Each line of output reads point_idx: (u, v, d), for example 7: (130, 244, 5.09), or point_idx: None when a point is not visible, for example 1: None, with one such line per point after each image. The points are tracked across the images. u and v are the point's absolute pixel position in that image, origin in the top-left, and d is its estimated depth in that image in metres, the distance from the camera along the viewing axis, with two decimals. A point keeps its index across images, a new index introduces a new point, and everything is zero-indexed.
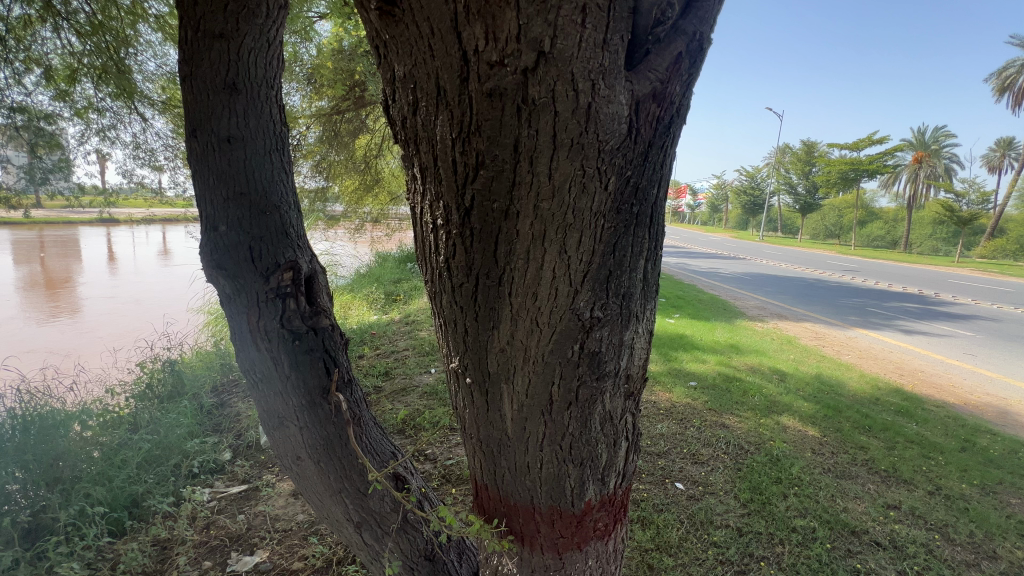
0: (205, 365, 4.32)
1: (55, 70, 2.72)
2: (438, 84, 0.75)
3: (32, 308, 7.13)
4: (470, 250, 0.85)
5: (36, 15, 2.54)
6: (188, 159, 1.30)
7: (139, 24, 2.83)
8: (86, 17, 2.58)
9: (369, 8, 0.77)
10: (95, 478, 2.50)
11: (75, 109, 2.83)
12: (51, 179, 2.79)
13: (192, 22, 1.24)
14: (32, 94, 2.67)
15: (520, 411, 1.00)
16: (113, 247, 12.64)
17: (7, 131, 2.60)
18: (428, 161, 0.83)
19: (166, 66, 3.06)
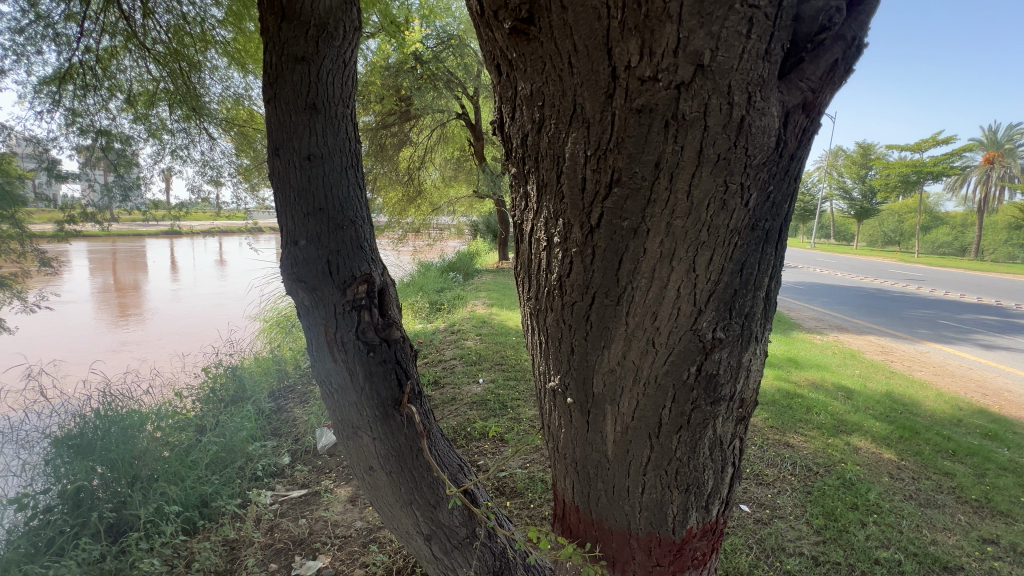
0: (263, 371, 4.52)
1: (134, 95, 2.94)
2: (577, 102, 0.83)
3: (107, 313, 7.72)
4: (590, 268, 0.94)
5: (120, 44, 2.80)
6: (268, 176, 1.35)
7: (207, 50, 3.05)
8: (163, 45, 2.84)
9: (499, 29, 0.85)
10: (169, 477, 2.65)
11: (150, 131, 3.04)
12: (131, 196, 2.94)
13: (276, 46, 1.30)
14: (116, 117, 2.91)
15: (625, 430, 1.06)
16: (176, 257, 13.57)
17: (92, 153, 2.85)
18: (551, 178, 0.92)
19: (231, 89, 3.27)
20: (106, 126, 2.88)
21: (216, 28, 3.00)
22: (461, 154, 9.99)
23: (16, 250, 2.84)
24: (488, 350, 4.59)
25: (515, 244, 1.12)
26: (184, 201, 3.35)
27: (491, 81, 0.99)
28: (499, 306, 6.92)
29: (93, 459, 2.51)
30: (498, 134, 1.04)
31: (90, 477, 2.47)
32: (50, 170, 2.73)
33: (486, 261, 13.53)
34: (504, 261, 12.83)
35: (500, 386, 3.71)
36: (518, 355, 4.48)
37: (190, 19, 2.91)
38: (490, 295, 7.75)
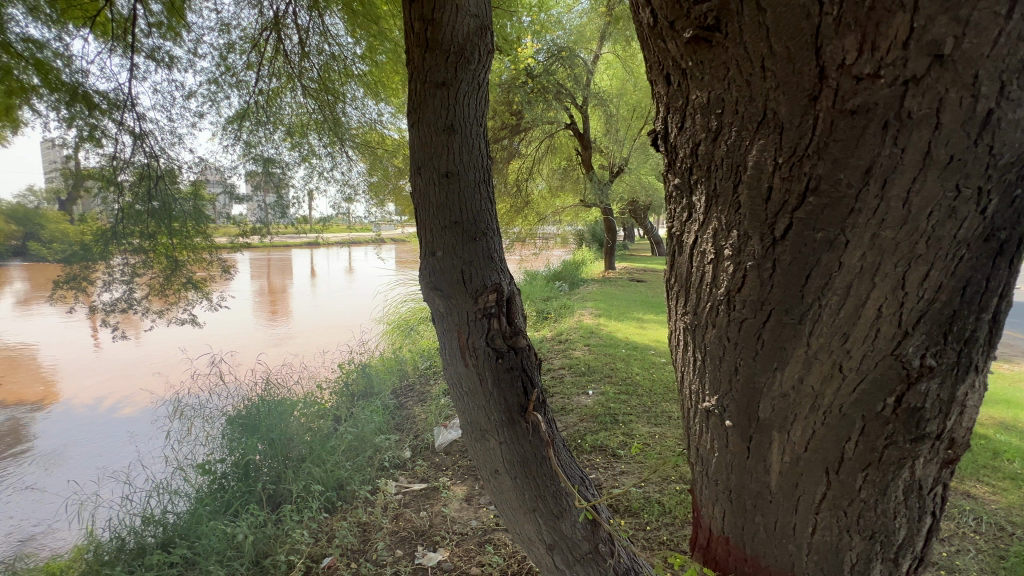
0: (388, 370, 4.95)
1: (291, 126, 3.45)
2: (768, 108, 0.87)
3: (262, 313, 9.06)
4: (769, 282, 0.96)
5: (282, 84, 3.34)
6: (410, 193, 1.49)
7: (348, 82, 3.48)
8: (314, 80, 3.35)
9: (682, 41, 0.94)
10: (314, 459, 3.02)
11: (302, 156, 3.52)
12: (291, 210, 3.53)
13: (420, 74, 1.43)
14: (278, 147, 3.44)
15: (795, 461, 1.04)
16: (315, 265, 15.53)
17: (260, 178, 3.41)
18: (727, 187, 0.98)
19: (365, 117, 3.66)
20: (271, 154, 3.43)
21: (354, 62, 3.44)
22: (568, 164, 10.05)
23: (206, 257, 3.50)
24: (597, 361, 4.52)
25: (677, 257, 1.18)
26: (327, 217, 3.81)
27: (663, 93, 1.07)
28: (606, 316, 6.77)
29: (256, 439, 2.95)
30: (665, 144, 1.12)
31: (255, 454, 2.92)
32: (230, 194, 3.38)
33: (591, 270, 13.37)
34: (609, 271, 12.56)
35: (610, 399, 3.62)
36: (629, 368, 4.32)
37: (336, 59, 3.38)
38: (597, 306, 7.61)
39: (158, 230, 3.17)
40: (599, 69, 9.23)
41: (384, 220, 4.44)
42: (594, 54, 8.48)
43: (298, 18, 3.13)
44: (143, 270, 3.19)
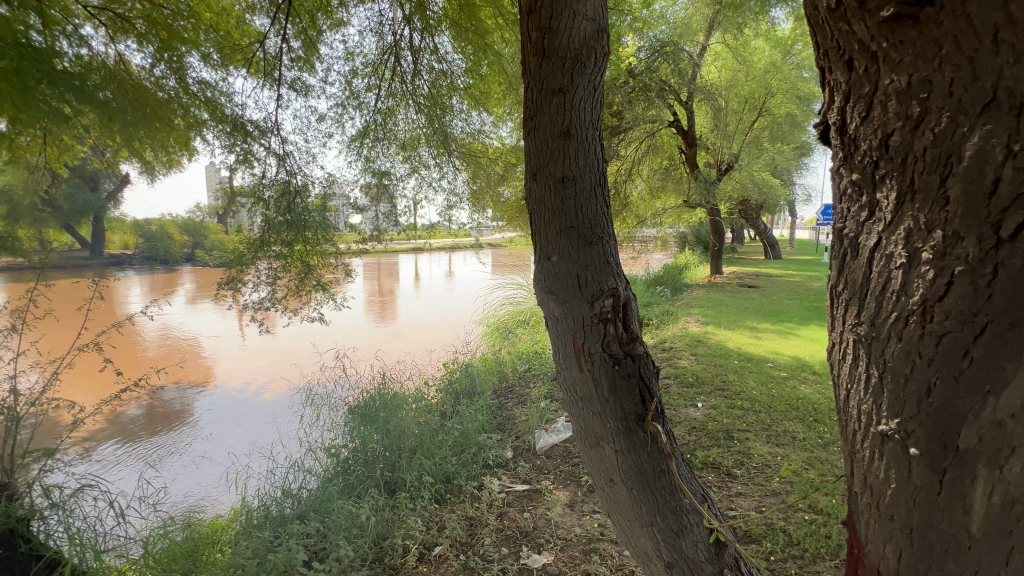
0: (488, 371, 5.12)
1: (404, 141, 3.81)
2: (1001, 85, 0.71)
3: (373, 313, 9.92)
4: (989, 301, 0.76)
5: (398, 104, 3.65)
6: (526, 198, 1.52)
7: (453, 94, 3.68)
8: (424, 96, 3.60)
9: (877, 17, 0.81)
10: (424, 451, 3.21)
11: (412, 167, 3.89)
12: (401, 217, 3.96)
13: (536, 83, 1.46)
14: (393, 162, 3.84)
15: (1010, 501, 0.80)
16: (419, 270, 16.67)
17: (377, 191, 3.84)
18: (930, 185, 0.80)
19: (469, 127, 3.87)
20: (386, 167, 3.84)
21: (459, 77, 3.64)
22: (671, 163, 9.60)
23: (333, 262, 3.98)
24: (705, 372, 4.23)
25: (848, 263, 0.99)
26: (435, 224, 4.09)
27: (842, 81, 0.92)
28: (714, 324, 6.33)
29: (372, 429, 3.28)
30: (842, 136, 0.95)
31: (371, 444, 3.22)
32: (353, 206, 3.85)
33: (694, 275, 12.60)
34: (715, 276, 11.75)
35: (722, 414, 3.36)
36: (743, 382, 3.99)
37: (445, 75, 3.59)
38: (703, 313, 7.15)
39: (295, 239, 3.63)
40: (706, 61, 8.69)
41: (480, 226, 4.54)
42: (701, 46, 8.01)
43: (413, 41, 3.38)
44: (282, 273, 3.71)
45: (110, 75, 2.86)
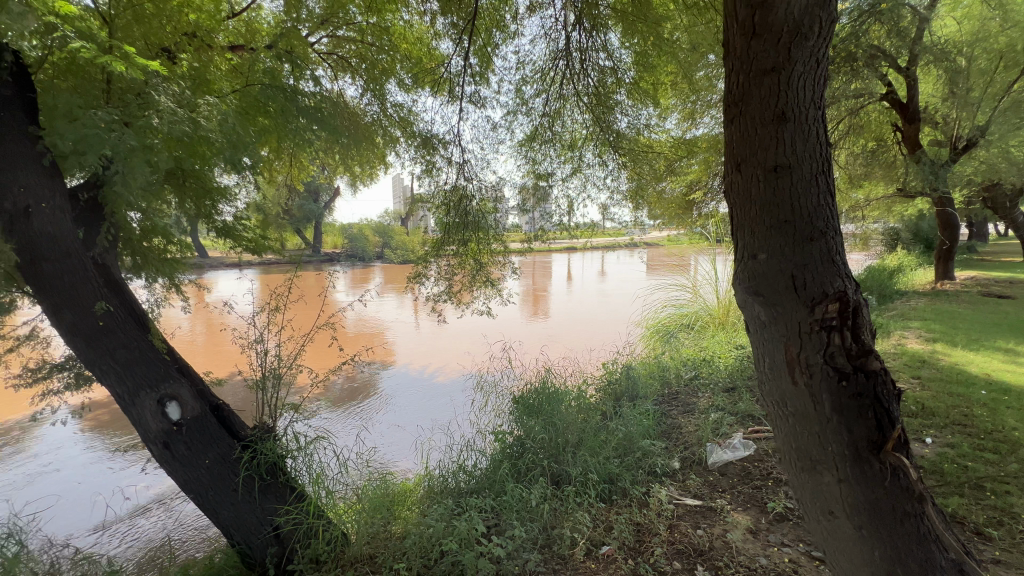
0: (650, 375, 4.92)
1: (565, 142, 3.94)
2: None
3: (527, 311, 10.42)
4: None
5: (561, 105, 3.77)
6: (726, 190, 1.41)
7: (618, 88, 3.59)
8: (588, 92, 3.61)
9: None
10: (591, 449, 3.22)
11: (573, 167, 4.00)
12: (562, 218, 4.13)
13: (744, 62, 1.33)
14: (555, 164, 4.00)
15: None
16: (571, 270, 16.92)
17: (534, 193, 4.11)
18: None
19: (635, 121, 3.74)
20: (548, 169, 4.02)
21: (625, 74, 3.59)
22: (880, 145, 7.94)
23: (500, 259, 4.31)
24: (935, 401, 3.40)
25: None
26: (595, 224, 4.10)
27: None
28: (945, 343, 5.04)
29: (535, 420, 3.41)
30: None
31: (535, 436, 3.33)
32: (519, 209, 4.15)
33: (910, 279, 10.22)
34: (942, 282, 9.35)
35: (965, 456, 2.65)
36: (997, 419, 3.10)
37: (609, 71, 3.54)
38: (927, 328, 5.76)
39: (470, 239, 4.06)
40: (940, 13, 6.90)
41: (636, 225, 4.41)
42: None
43: (581, 41, 3.39)
44: (458, 269, 4.19)
45: (336, 107, 3.76)
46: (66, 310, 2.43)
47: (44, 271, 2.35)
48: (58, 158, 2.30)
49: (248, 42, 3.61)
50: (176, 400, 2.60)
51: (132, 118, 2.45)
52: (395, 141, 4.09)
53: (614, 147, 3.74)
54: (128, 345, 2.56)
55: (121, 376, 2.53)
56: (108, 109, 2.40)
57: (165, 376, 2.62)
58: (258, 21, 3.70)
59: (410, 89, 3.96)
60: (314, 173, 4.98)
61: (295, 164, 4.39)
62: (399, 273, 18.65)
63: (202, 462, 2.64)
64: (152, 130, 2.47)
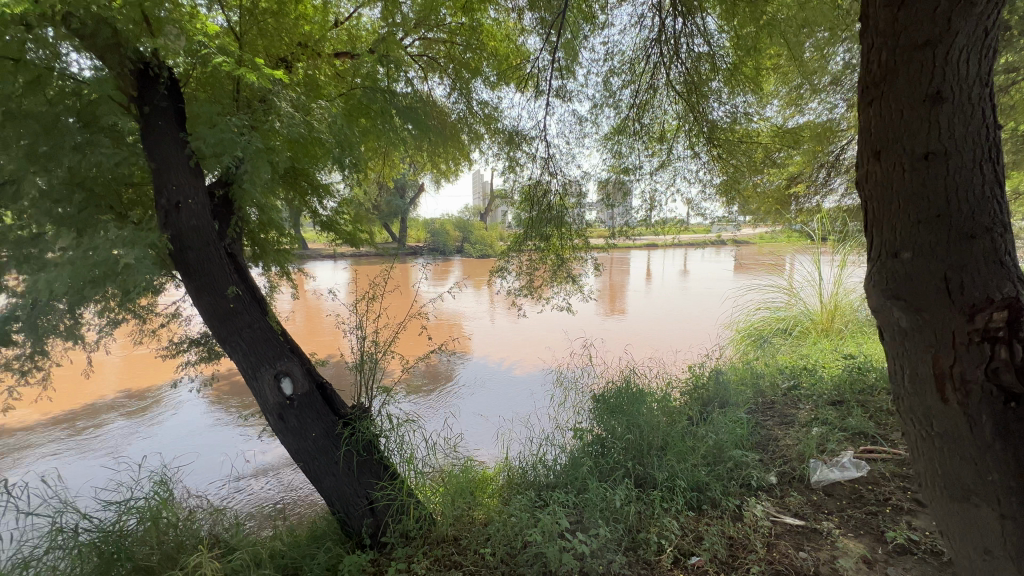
0: (741, 381, 4.60)
1: (654, 134, 3.81)
2: None
3: (604, 308, 10.24)
4: None
5: (650, 96, 3.63)
6: (862, 182, 1.34)
7: (714, 74, 3.37)
8: (680, 80, 3.44)
9: None
10: (679, 455, 3.08)
11: (662, 161, 3.85)
12: (651, 214, 3.99)
13: (888, 39, 1.21)
14: (642, 157, 3.88)
15: None
16: (650, 269, 16.33)
17: (620, 187, 4.03)
18: None
19: (734, 109, 3.49)
20: (634, 163, 3.92)
21: (723, 58, 3.34)
22: None
23: (583, 255, 4.28)
24: None
25: None
26: (685, 219, 3.92)
27: None
28: None
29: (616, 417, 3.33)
30: None
31: (615, 435, 3.27)
32: (606, 204, 4.08)
33: None
34: None
35: None
36: None
37: (705, 56, 3.32)
38: None
39: (553, 234, 4.07)
40: None
41: (728, 220, 4.14)
42: None
43: (675, 27, 3.22)
44: (539, 264, 4.22)
45: (429, 106, 3.92)
46: (205, 293, 2.78)
47: (189, 258, 2.71)
48: (201, 160, 2.66)
49: (348, 46, 3.80)
50: (289, 376, 2.88)
51: (258, 122, 2.74)
52: (480, 138, 4.31)
53: (709, 139, 3.55)
54: (253, 325, 2.88)
55: (246, 352, 2.86)
56: (240, 115, 2.70)
57: (279, 354, 2.91)
58: (357, 29, 3.94)
59: (495, 86, 4.07)
60: (403, 171, 5.24)
61: (388, 162, 4.65)
62: (477, 268, 19.16)
63: (309, 434, 2.90)
64: (275, 134, 2.77)
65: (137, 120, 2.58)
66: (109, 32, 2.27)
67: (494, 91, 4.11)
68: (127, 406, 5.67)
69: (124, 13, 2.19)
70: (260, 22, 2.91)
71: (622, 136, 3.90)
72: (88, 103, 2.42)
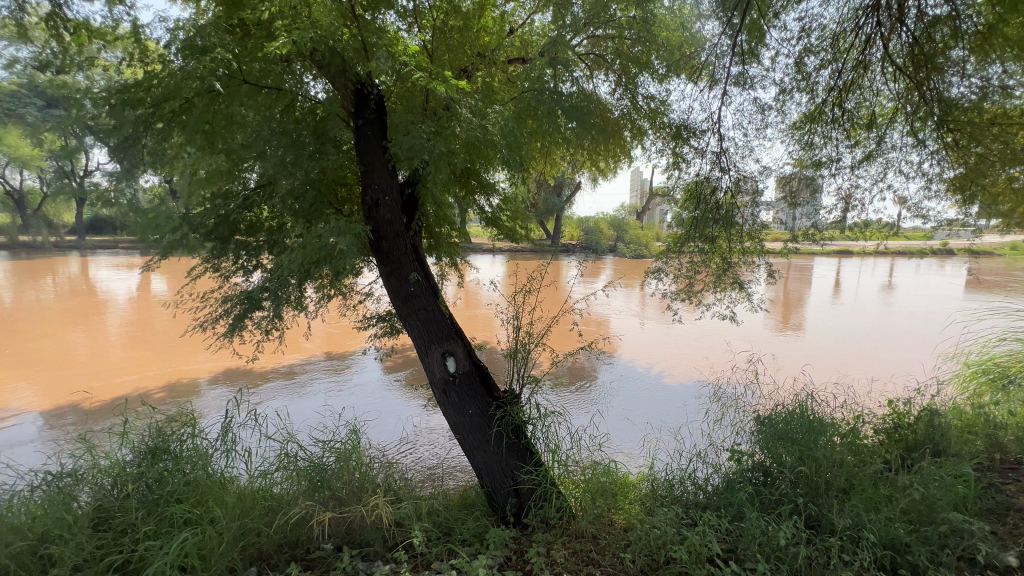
0: (968, 428, 3.63)
1: (858, 121, 3.24)
2: None
3: (775, 322, 9.06)
4: None
5: (856, 75, 3.10)
6: None
7: (952, 43, 2.73)
8: (904, 53, 2.89)
9: None
10: (867, 503, 2.60)
11: (867, 152, 3.25)
12: (847, 214, 3.41)
13: None
14: (841, 149, 3.33)
15: None
16: (839, 280, 13.89)
17: (807, 184, 3.53)
18: None
19: (982, 82, 2.77)
20: (828, 155, 3.38)
21: (969, 19, 2.67)
22: None
23: (754, 260, 3.85)
24: None
25: None
26: (896, 221, 3.25)
27: None
28: None
29: (786, 445, 2.91)
30: None
31: (782, 464, 2.87)
32: (789, 203, 3.60)
33: None
34: None
35: None
36: None
37: (941, 19, 2.70)
38: None
39: (720, 236, 3.74)
40: None
41: (963, 223, 3.29)
42: None
43: None
44: (701, 267, 3.92)
45: (594, 103, 3.93)
46: (392, 276, 3.24)
47: (384, 247, 3.19)
48: (397, 162, 3.10)
49: (521, 52, 4.02)
50: (453, 355, 3.19)
51: (443, 128, 3.09)
52: (644, 134, 4.15)
53: (940, 122, 2.88)
54: (427, 307, 3.25)
55: (421, 330, 3.25)
56: (428, 122, 3.08)
57: (447, 335, 3.24)
58: (529, 35, 4.13)
59: (663, 79, 3.89)
60: (563, 169, 5.35)
61: (549, 161, 4.81)
62: (630, 268, 18.64)
63: (467, 411, 3.19)
64: (455, 138, 3.10)
65: (352, 130, 3.16)
66: (338, 60, 2.81)
67: (663, 83, 3.93)
68: (331, 366, 6.98)
69: (349, 43, 2.69)
70: (447, 38, 3.31)
71: (816, 124, 3.36)
72: (320, 121, 3.11)
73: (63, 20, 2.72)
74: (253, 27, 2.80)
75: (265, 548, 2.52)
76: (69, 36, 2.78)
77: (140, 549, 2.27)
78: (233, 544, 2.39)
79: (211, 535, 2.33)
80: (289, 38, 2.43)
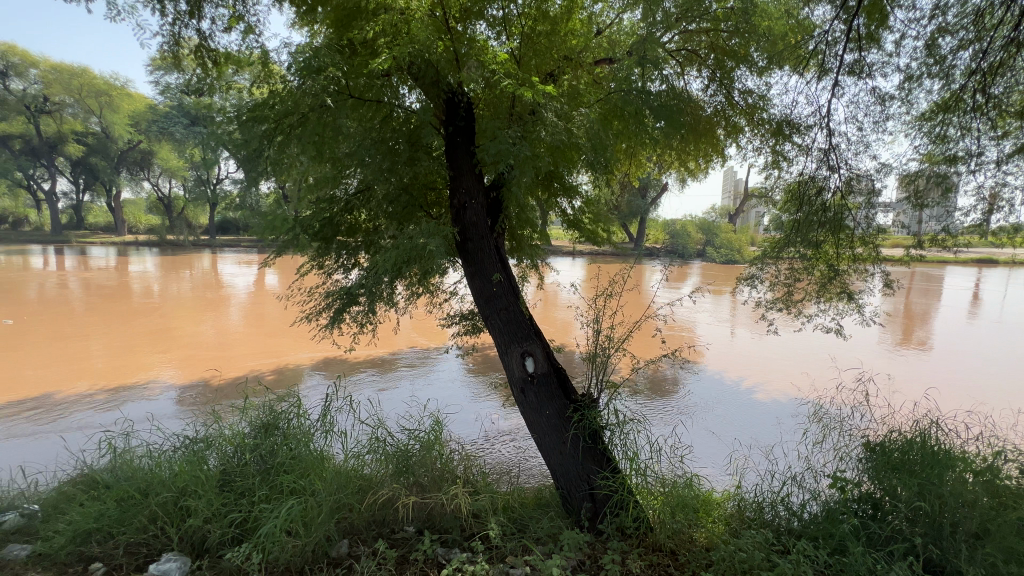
0: None
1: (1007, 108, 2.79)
2: None
3: (893, 338, 8.04)
4: None
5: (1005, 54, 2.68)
6: None
7: None
8: None
9: None
10: (1008, 552, 2.22)
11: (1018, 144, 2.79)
12: (989, 216, 2.95)
13: None
14: (983, 141, 2.89)
15: None
16: (978, 293, 11.98)
17: (938, 182, 3.10)
18: None
19: None
20: (966, 149, 2.95)
21: None
22: None
23: (867, 267, 3.46)
24: None
25: None
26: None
27: None
28: None
29: (902, 477, 2.58)
30: None
31: (896, 498, 2.55)
32: (913, 203, 3.19)
33: None
34: None
35: None
36: None
37: None
38: None
39: (825, 240, 3.40)
40: None
41: None
42: None
43: None
44: (802, 274, 3.60)
45: (685, 101, 3.78)
46: (476, 276, 3.36)
47: (469, 248, 3.32)
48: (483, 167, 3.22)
49: (608, 52, 3.91)
50: (532, 356, 3.25)
51: (528, 132, 3.16)
52: (739, 131, 3.94)
53: None
54: (508, 308, 3.34)
55: (502, 330, 3.33)
56: (514, 128, 3.17)
57: (526, 335, 3.29)
58: (616, 34, 4.05)
59: (763, 72, 3.66)
60: (649, 170, 5.19)
61: (634, 162, 4.69)
62: (719, 275, 17.52)
63: (544, 412, 3.23)
64: (540, 141, 3.16)
65: (442, 137, 3.34)
66: (432, 71, 3.00)
67: (761, 77, 3.70)
68: (416, 360, 7.37)
69: (442, 54, 2.85)
70: (534, 44, 3.35)
71: (951, 114, 2.97)
72: (415, 130, 3.33)
73: (208, 50, 3.17)
74: (360, 46, 3.06)
75: (357, 523, 2.72)
76: (212, 64, 3.25)
77: (255, 511, 2.59)
78: (330, 515, 2.62)
79: (311, 505, 2.58)
80: (390, 54, 2.63)
